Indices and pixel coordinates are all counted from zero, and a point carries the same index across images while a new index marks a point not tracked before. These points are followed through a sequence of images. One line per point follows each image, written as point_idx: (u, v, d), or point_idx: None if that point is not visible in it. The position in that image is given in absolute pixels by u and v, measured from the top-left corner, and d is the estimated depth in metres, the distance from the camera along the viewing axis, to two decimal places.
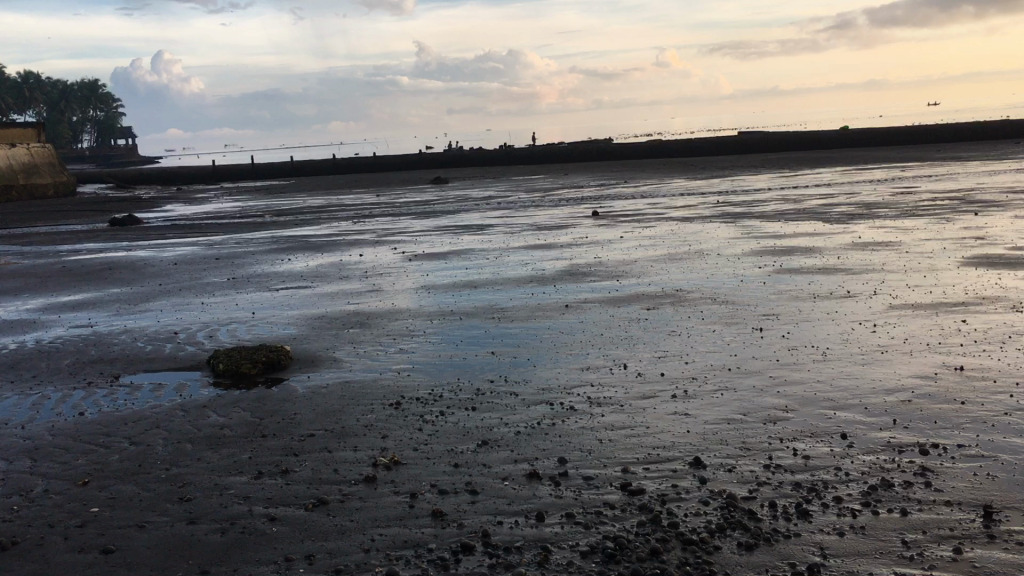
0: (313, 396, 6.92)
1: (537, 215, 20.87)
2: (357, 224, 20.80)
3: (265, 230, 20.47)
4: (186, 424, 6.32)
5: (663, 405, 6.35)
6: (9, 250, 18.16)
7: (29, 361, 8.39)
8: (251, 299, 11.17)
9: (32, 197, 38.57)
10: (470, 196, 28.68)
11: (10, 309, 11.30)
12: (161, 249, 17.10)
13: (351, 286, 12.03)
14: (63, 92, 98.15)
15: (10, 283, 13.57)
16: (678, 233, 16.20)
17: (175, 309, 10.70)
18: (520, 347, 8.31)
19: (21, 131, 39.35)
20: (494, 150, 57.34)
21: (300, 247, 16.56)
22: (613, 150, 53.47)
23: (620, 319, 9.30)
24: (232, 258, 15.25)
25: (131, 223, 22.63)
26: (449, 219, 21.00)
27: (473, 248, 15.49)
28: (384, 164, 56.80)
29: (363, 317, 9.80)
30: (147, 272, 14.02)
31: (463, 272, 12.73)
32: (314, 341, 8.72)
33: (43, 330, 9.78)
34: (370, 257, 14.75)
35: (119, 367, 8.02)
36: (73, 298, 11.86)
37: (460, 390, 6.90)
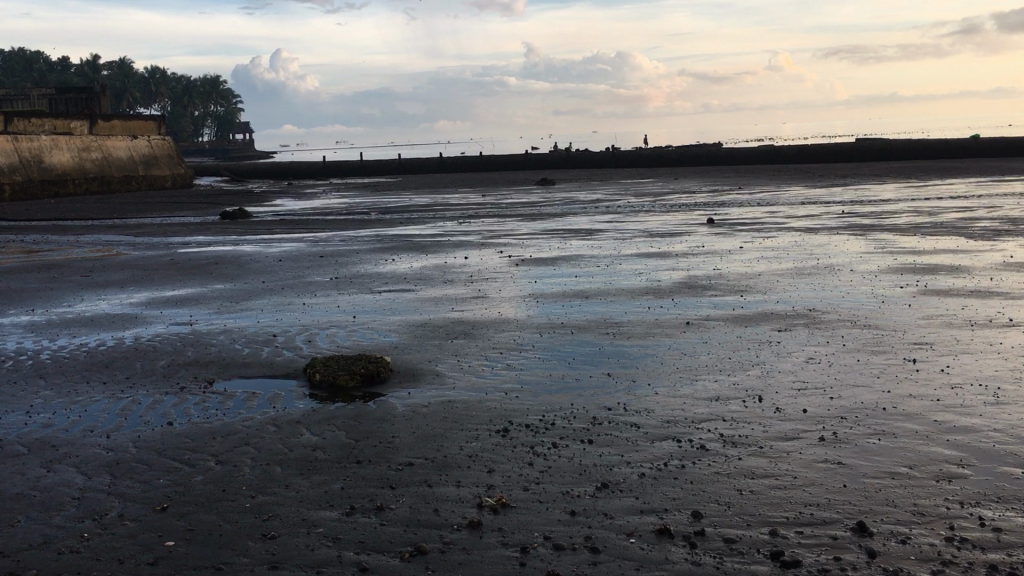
0: (413, 417, 6.32)
1: (648, 220, 20.01)
2: (462, 224, 20.37)
3: (371, 227, 20.24)
4: (277, 442, 5.80)
5: (810, 451, 5.50)
6: (122, 240, 18.37)
7: (124, 360, 8.09)
8: (353, 301, 10.74)
9: (151, 187, 39.70)
10: (578, 198, 27.97)
11: (114, 301, 11.15)
12: (268, 245, 16.97)
13: (456, 291, 11.47)
14: (185, 87, 101.84)
15: (118, 274, 13.55)
16: (803, 245, 15.13)
17: (274, 309, 10.32)
18: (637, 368, 7.55)
19: (141, 123, 41.22)
20: (601, 152, 56.45)
21: (405, 247, 16.14)
22: (725, 155, 51.86)
23: (749, 339, 8.42)
24: (335, 257, 14.93)
25: (240, 216, 22.76)
26: (557, 221, 20.34)
27: (582, 253, 14.77)
28: (490, 163, 56.57)
29: (468, 327, 9.19)
30: (250, 268, 13.79)
31: (573, 280, 12.04)
32: (417, 352, 8.14)
33: (142, 327, 9.52)
34: (476, 260, 14.21)
35: (212, 371, 7.62)
36: (175, 292, 11.66)
37: (575, 417, 6.19)
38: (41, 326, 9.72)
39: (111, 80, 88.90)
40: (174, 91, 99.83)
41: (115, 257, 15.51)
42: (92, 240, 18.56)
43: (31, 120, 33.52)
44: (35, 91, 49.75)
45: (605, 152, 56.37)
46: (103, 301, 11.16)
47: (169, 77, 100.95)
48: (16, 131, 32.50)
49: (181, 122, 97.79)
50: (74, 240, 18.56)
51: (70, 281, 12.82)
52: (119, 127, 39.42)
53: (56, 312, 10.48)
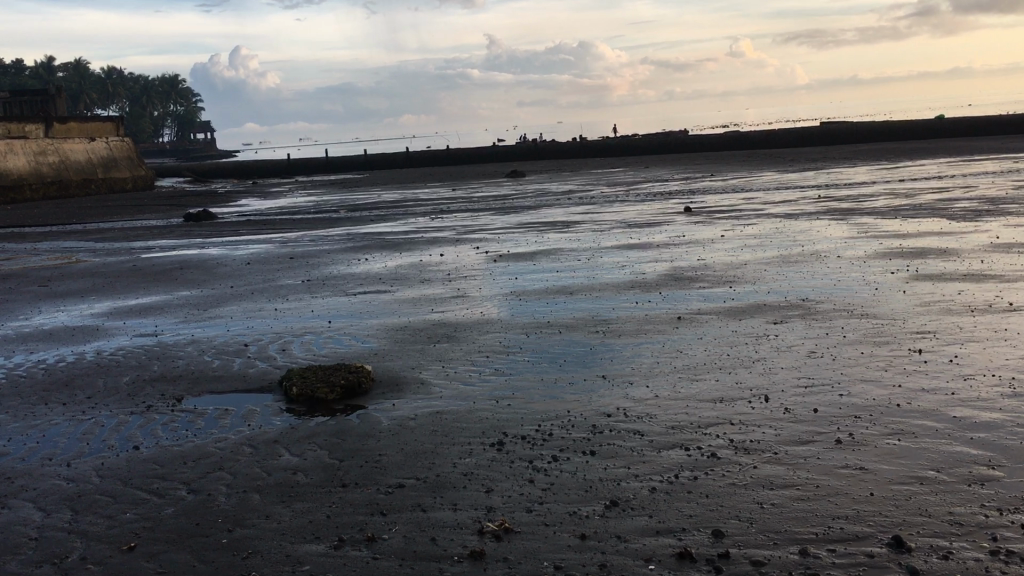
0: (400, 431, 5.89)
1: (624, 211, 19.66)
2: (435, 219, 19.90)
3: (341, 225, 19.69)
4: (254, 467, 5.34)
5: (828, 455, 5.15)
6: (82, 247, 17.67)
7: (86, 378, 7.55)
8: (327, 305, 10.26)
9: (111, 190, 38.73)
10: (550, 190, 27.58)
11: (73, 313, 10.58)
12: (235, 247, 16.39)
13: (434, 291, 11.02)
14: (144, 87, 100.07)
15: (78, 283, 12.93)
16: (785, 231, 14.83)
17: (245, 316, 9.81)
18: (632, 368, 7.18)
19: (99, 125, 40.19)
20: (569, 142, 56.11)
21: (377, 245, 15.65)
22: (693, 142, 51.71)
23: (744, 333, 8.08)
24: (306, 258, 14.40)
25: (205, 218, 22.11)
26: (532, 214, 19.94)
27: (561, 247, 14.37)
28: (457, 156, 56.01)
29: (451, 329, 8.76)
30: (217, 272, 13.24)
31: (555, 275, 11.65)
32: (399, 359, 7.69)
33: (104, 341, 8.98)
34: (452, 257, 13.77)
35: (181, 387, 7.13)
36: (138, 301, 11.09)
37: (573, 426, 5.80)
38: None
39: (67, 83, 87.10)
40: (133, 92, 98.08)
41: (75, 265, 14.87)
42: (50, 247, 17.85)
43: None
44: None
45: (572, 142, 56.03)
46: (63, 313, 10.57)
47: (126, 78, 99.14)
48: None
49: (141, 122, 96.05)
50: (32, 248, 17.85)
51: (27, 292, 12.20)
52: (77, 130, 38.39)
53: (12, 327, 9.90)
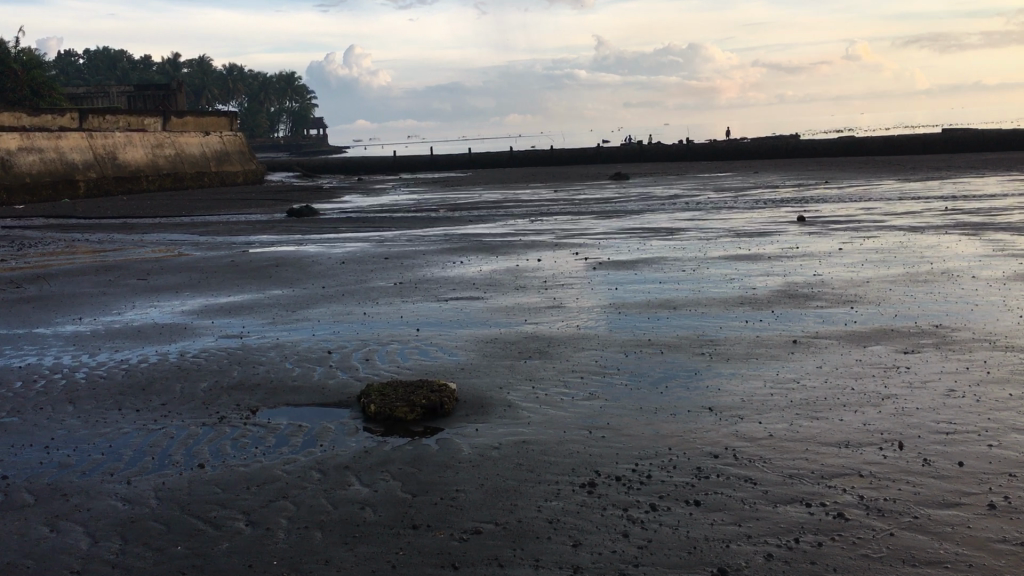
0: (481, 463, 5.33)
1: (733, 218, 18.71)
2: (535, 222, 19.37)
3: (440, 224, 19.37)
4: (320, 497, 4.87)
5: (980, 525, 4.35)
6: (186, 239, 17.83)
7: (163, 382, 7.26)
8: (417, 310, 9.83)
9: (223, 183, 39.64)
10: (655, 194, 26.71)
11: (164, 309, 10.44)
12: (332, 244, 16.21)
13: (529, 299, 10.46)
14: (261, 83, 103.09)
15: (175, 277, 12.89)
16: (911, 246, 13.72)
17: (332, 320, 9.44)
18: (741, 397, 6.44)
19: (214, 120, 41.22)
20: (676, 145, 54.82)
21: (474, 247, 15.21)
22: (807, 147, 49.76)
23: (869, 362, 7.24)
24: (401, 258, 14.06)
25: (307, 214, 22.17)
26: (635, 219, 19.20)
27: (665, 256, 13.61)
28: (561, 156, 55.41)
29: (544, 344, 8.17)
30: (310, 271, 12.99)
31: (658, 287, 10.94)
32: (486, 376, 7.14)
33: (189, 340, 8.74)
34: (550, 263, 13.21)
35: (257, 397, 6.75)
36: (229, 300, 10.89)
37: (676, 469, 5.13)
38: (84, 338, 9.01)
39: (188, 78, 90.47)
40: (249, 87, 101.10)
41: (175, 258, 14.91)
42: (155, 239, 18.08)
43: (105, 117, 33.81)
44: (114, 88, 50.52)
45: (680, 145, 54.74)
46: (154, 309, 10.44)
47: (244, 74, 102.28)
48: (91, 128, 32.84)
49: (256, 117, 98.94)
50: (138, 239, 18.11)
51: (123, 285, 12.19)
52: (192, 123, 39.44)
53: (103, 322, 9.79)
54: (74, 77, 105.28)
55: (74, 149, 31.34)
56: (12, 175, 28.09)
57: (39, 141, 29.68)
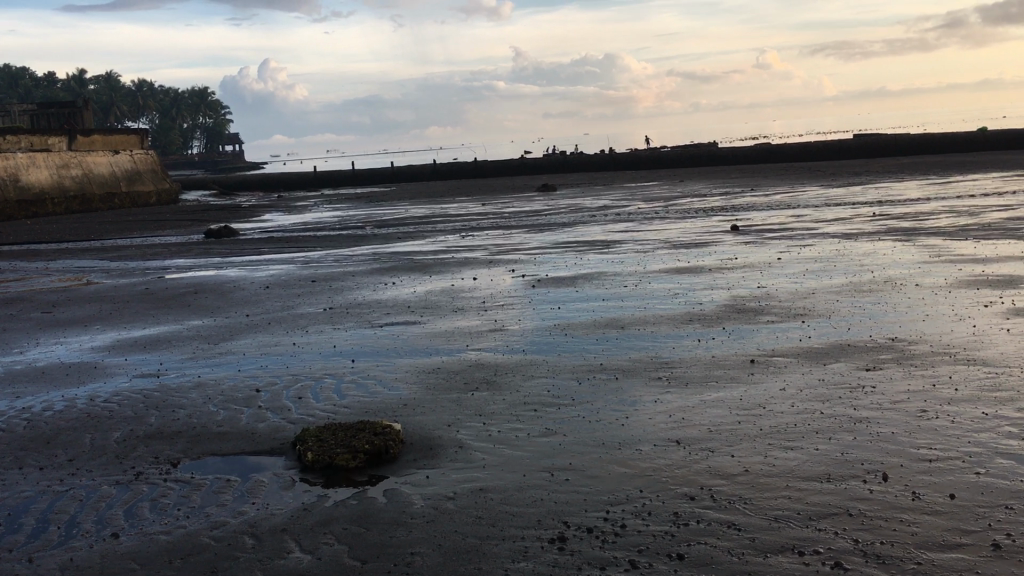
0: (437, 517, 4.78)
1: (666, 229, 18.52)
2: (466, 237, 18.88)
3: (367, 243, 18.72)
4: (256, 570, 4.26)
5: (989, 568, 3.98)
6: (96, 266, 16.80)
7: (71, 433, 6.51)
8: (350, 339, 9.23)
9: (135, 204, 38.07)
10: (584, 205, 26.49)
11: (71, 346, 9.60)
12: (255, 268, 15.43)
13: (470, 323, 9.94)
14: (173, 100, 100.43)
15: (84, 308, 11.99)
16: (848, 254, 13.63)
17: (259, 354, 8.77)
18: (708, 427, 6.04)
19: (124, 138, 39.66)
20: (599, 155, 55.01)
21: (405, 267, 14.62)
22: (727, 155, 50.41)
23: (832, 382, 6.92)
24: (330, 281, 13.41)
25: (227, 235, 21.26)
26: (568, 232, 18.87)
27: (604, 271, 13.27)
28: (485, 169, 55.07)
29: (491, 374, 7.65)
30: (232, 298, 12.23)
31: (601, 305, 10.55)
32: (432, 413, 6.59)
33: (100, 382, 7.96)
34: (486, 282, 12.73)
35: (178, 447, 6.07)
36: (144, 333, 10.09)
37: (651, 516, 4.67)
38: None
39: (96, 96, 87.67)
40: (162, 104, 98.32)
41: (85, 287, 13.99)
42: (62, 267, 17.00)
43: (7, 137, 32.06)
44: (15, 107, 48.31)
45: (602, 155, 54.95)
46: (60, 347, 9.58)
47: (155, 90, 99.49)
48: None
49: (169, 135, 96.29)
50: (43, 267, 17.01)
51: (26, 320, 11.25)
52: (100, 142, 37.78)
53: (3, 363, 8.92)
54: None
55: None
56: None
57: None
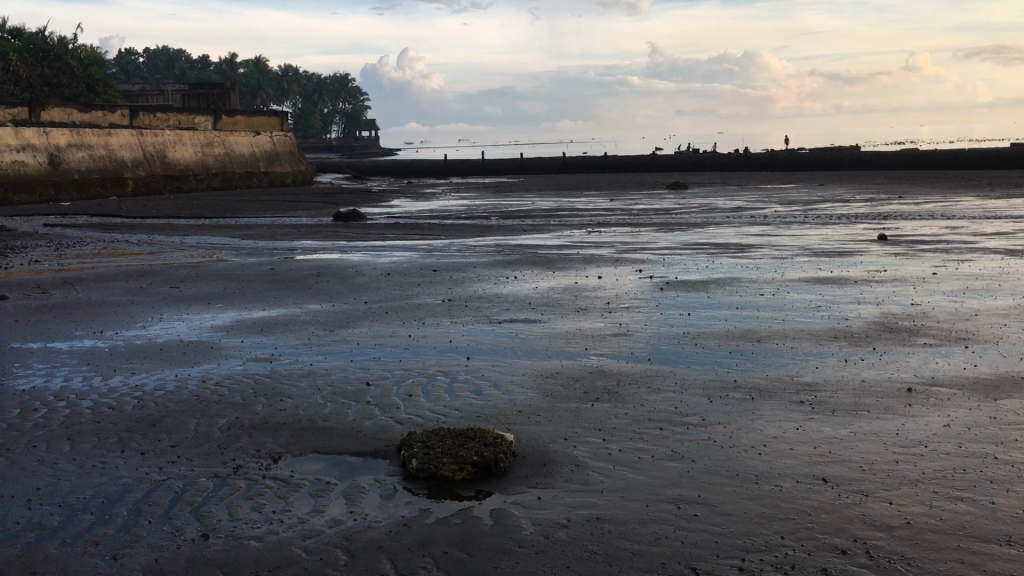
0: (547, 549, 4.25)
1: (805, 235, 17.47)
2: (592, 233, 18.32)
3: (492, 233, 18.41)
4: None
5: None
6: (228, 243, 17.09)
7: (179, 417, 6.32)
8: (467, 335, 8.83)
9: (273, 184, 38.99)
10: (718, 205, 25.48)
11: (191, 323, 9.57)
12: (378, 253, 15.34)
13: (593, 324, 9.40)
14: (314, 84, 103.63)
15: (210, 285, 12.09)
16: (1014, 273, 12.37)
17: (373, 344, 8.47)
18: (860, 464, 5.30)
19: (266, 120, 40.85)
20: (734, 154, 53.34)
21: (529, 260, 14.19)
22: (872, 159, 47.95)
23: (1006, 422, 6.03)
24: (451, 271, 13.11)
25: (354, 219, 21.38)
26: (700, 233, 18.04)
27: (738, 276, 12.47)
28: (615, 164, 54.25)
29: (613, 384, 7.08)
30: (352, 283, 12.07)
31: (734, 314, 9.82)
32: (547, 424, 6.09)
33: (214, 364, 7.82)
34: (612, 281, 12.15)
35: (282, 442, 5.76)
36: (263, 315, 9.98)
37: (794, 570, 4.04)
38: (100, 356, 8.14)
39: (244, 78, 91.60)
40: (303, 88, 101.61)
41: (214, 264, 14.17)
42: (196, 242, 17.39)
43: (157, 114, 33.72)
44: (168, 87, 50.75)
45: (737, 154, 53.27)
46: (181, 323, 9.56)
47: (298, 74, 102.93)
48: (141, 126, 32.75)
49: (309, 119, 99.44)
50: (178, 242, 17.45)
51: (154, 293, 11.39)
52: (243, 123, 39.04)
53: (125, 337, 8.93)
54: (133, 75, 107.27)
55: (124, 147, 31.24)
56: (61, 170, 28.09)
57: (88, 138, 29.80)
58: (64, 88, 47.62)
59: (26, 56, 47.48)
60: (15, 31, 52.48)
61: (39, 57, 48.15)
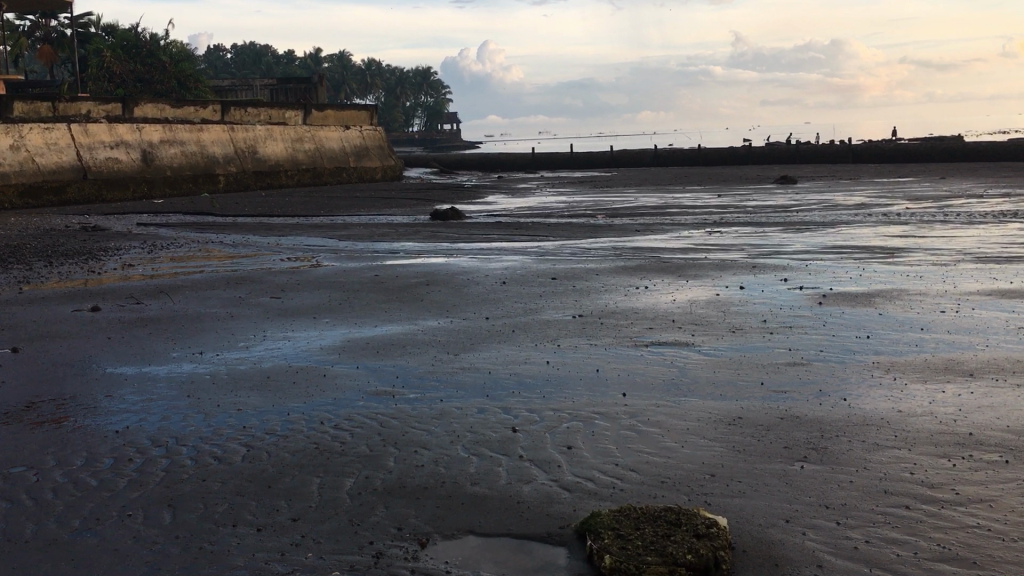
0: None
1: (954, 237, 15.71)
2: (712, 234, 16.86)
3: (603, 234, 17.13)
4: None
5: None
6: (325, 245, 16.21)
7: (296, 476, 5.25)
8: (615, 363, 7.59)
9: (363, 180, 38.33)
10: (838, 201, 23.70)
11: (297, 343, 8.56)
12: (487, 257, 14.20)
13: (756, 350, 8.04)
14: (398, 78, 103.70)
15: (314, 294, 11.15)
16: None
17: (508, 374, 7.31)
18: None
19: (356, 113, 40.21)
20: (837, 146, 50.77)
21: (655, 267, 12.86)
22: (990, 149, 44.97)
23: None
24: (572, 279, 11.89)
25: (453, 217, 20.36)
26: (835, 234, 16.42)
27: (903, 287, 10.94)
28: (709, 157, 52.22)
29: (816, 437, 5.72)
30: (466, 294, 10.95)
31: (921, 339, 8.35)
32: (756, 497, 4.79)
33: (329, 399, 6.75)
34: (758, 293, 10.75)
35: (427, 517, 4.63)
36: (375, 333, 8.91)
37: None
38: (201, 386, 7.16)
39: (330, 73, 92.33)
40: (387, 82, 101.72)
41: (314, 269, 13.26)
42: (293, 244, 16.57)
43: (248, 110, 33.37)
44: (257, 82, 50.84)
45: (841, 145, 50.69)
46: (287, 344, 8.54)
47: (383, 69, 103.07)
48: (232, 121, 32.42)
49: (393, 113, 99.46)
50: (274, 243, 16.68)
51: (254, 305, 10.47)
52: (333, 117, 38.49)
53: (226, 360, 7.97)
54: (222, 72, 109.11)
55: (216, 143, 30.91)
56: (154, 167, 27.85)
57: (181, 134, 29.56)
58: (157, 85, 47.97)
59: (122, 53, 48.07)
60: (110, 28, 53.27)
61: (133, 54, 48.71)
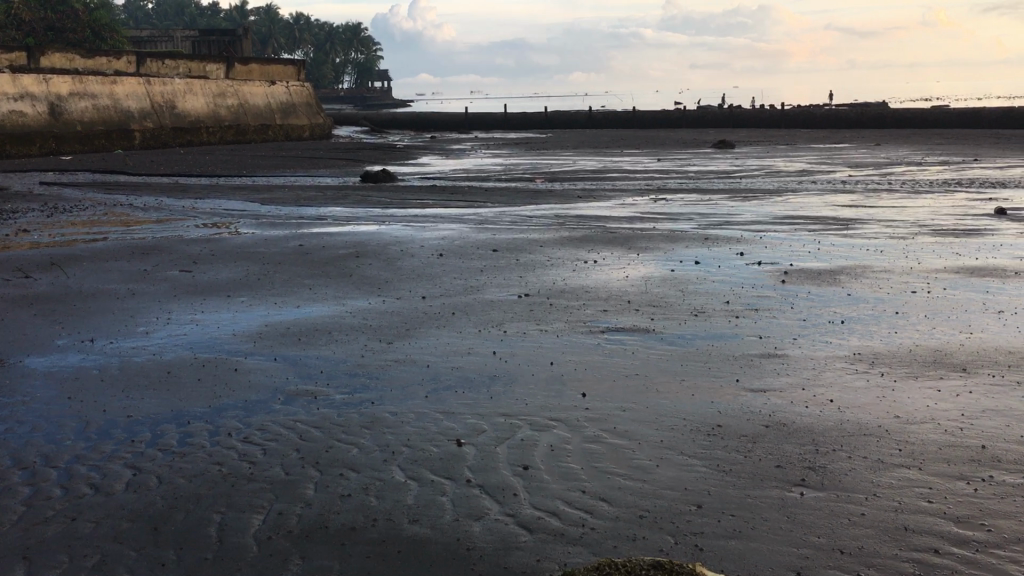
0: None
1: (906, 207, 15.18)
2: (658, 201, 16.07)
3: (544, 200, 16.19)
4: None
5: None
6: (246, 210, 14.93)
7: (192, 510, 4.24)
8: (571, 355, 6.70)
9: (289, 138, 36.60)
10: (780, 167, 23.12)
11: (205, 329, 7.45)
12: (422, 225, 13.17)
13: (725, 338, 7.24)
14: (327, 33, 100.52)
15: (230, 267, 10.01)
16: None
17: (451, 369, 6.36)
18: None
19: (282, 68, 38.27)
20: (771, 110, 50.55)
21: (604, 238, 11.98)
22: (920, 117, 45.23)
23: None
24: (513, 251, 10.96)
25: (385, 181, 19.20)
26: (785, 203, 15.77)
27: (866, 263, 10.28)
28: (645, 119, 51.52)
29: (811, 453, 4.92)
30: (399, 268, 9.93)
31: (898, 325, 7.64)
32: (756, 540, 3.96)
33: (239, 403, 5.71)
34: (718, 270, 9.97)
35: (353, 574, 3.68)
36: (296, 317, 7.83)
37: None
38: (88, 385, 6.04)
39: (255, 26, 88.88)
40: (316, 37, 98.58)
41: (232, 238, 12.04)
42: (210, 208, 15.26)
43: (166, 62, 31.35)
44: (178, 33, 48.21)
45: (774, 109, 50.51)
46: (195, 329, 7.44)
47: (311, 23, 99.78)
48: (147, 73, 30.42)
49: (322, 68, 96.43)
50: (189, 207, 15.33)
51: (161, 281, 9.28)
52: (257, 71, 36.55)
53: (121, 351, 6.83)
54: (141, 21, 104.43)
55: (131, 97, 28.94)
56: (63, 122, 25.91)
57: (91, 86, 27.56)
58: (68, 34, 45.14)
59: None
60: None
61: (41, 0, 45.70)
